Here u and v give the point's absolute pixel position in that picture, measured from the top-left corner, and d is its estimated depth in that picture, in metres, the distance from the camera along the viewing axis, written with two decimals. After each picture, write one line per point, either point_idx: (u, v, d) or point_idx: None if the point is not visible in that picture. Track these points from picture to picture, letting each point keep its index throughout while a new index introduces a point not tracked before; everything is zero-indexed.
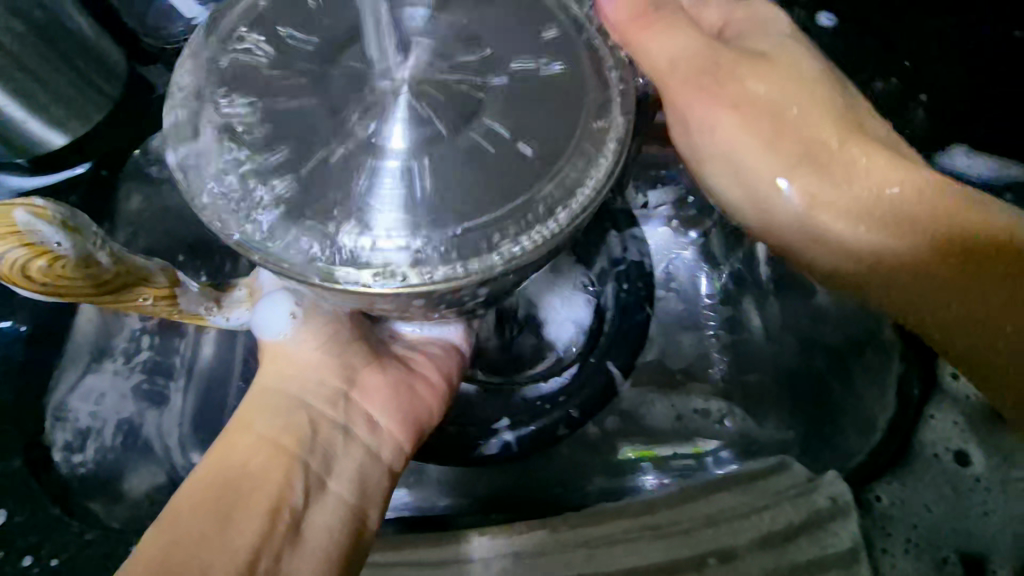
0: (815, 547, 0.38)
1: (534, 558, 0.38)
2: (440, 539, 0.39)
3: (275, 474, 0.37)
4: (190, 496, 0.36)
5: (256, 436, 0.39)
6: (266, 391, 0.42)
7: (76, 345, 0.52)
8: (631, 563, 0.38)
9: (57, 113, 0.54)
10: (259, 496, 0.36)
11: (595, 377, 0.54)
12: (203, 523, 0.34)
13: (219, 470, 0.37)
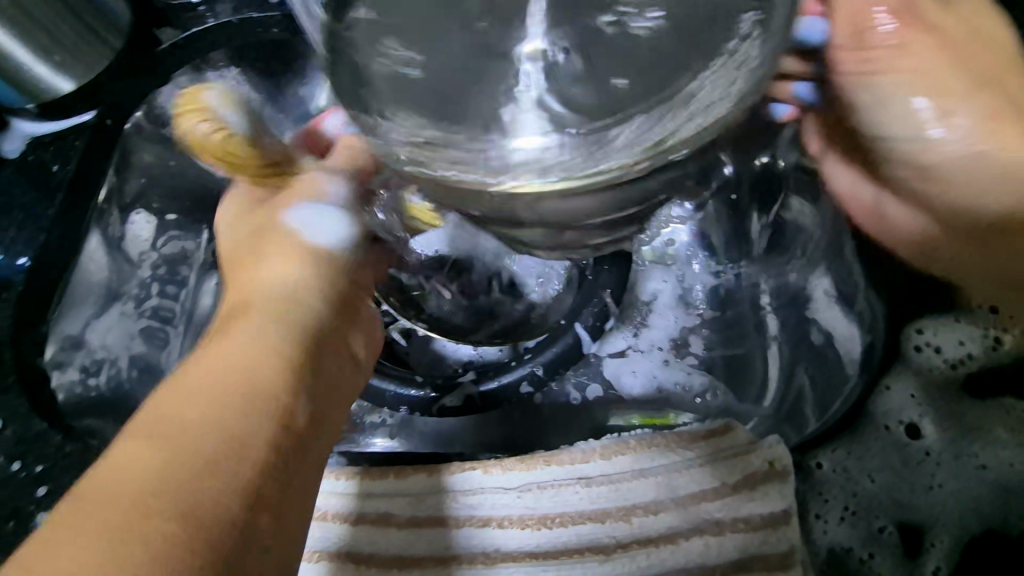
0: (743, 506, 0.38)
1: (467, 496, 0.39)
2: (422, 470, 0.40)
3: (283, 387, 0.33)
4: (182, 407, 0.30)
5: (251, 340, 0.34)
6: (266, 289, 0.37)
7: (88, 285, 0.57)
8: (558, 508, 0.38)
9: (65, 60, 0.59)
10: (268, 411, 0.32)
11: (564, 339, 0.54)
12: (211, 442, 0.29)
13: (221, 373, 0.32)
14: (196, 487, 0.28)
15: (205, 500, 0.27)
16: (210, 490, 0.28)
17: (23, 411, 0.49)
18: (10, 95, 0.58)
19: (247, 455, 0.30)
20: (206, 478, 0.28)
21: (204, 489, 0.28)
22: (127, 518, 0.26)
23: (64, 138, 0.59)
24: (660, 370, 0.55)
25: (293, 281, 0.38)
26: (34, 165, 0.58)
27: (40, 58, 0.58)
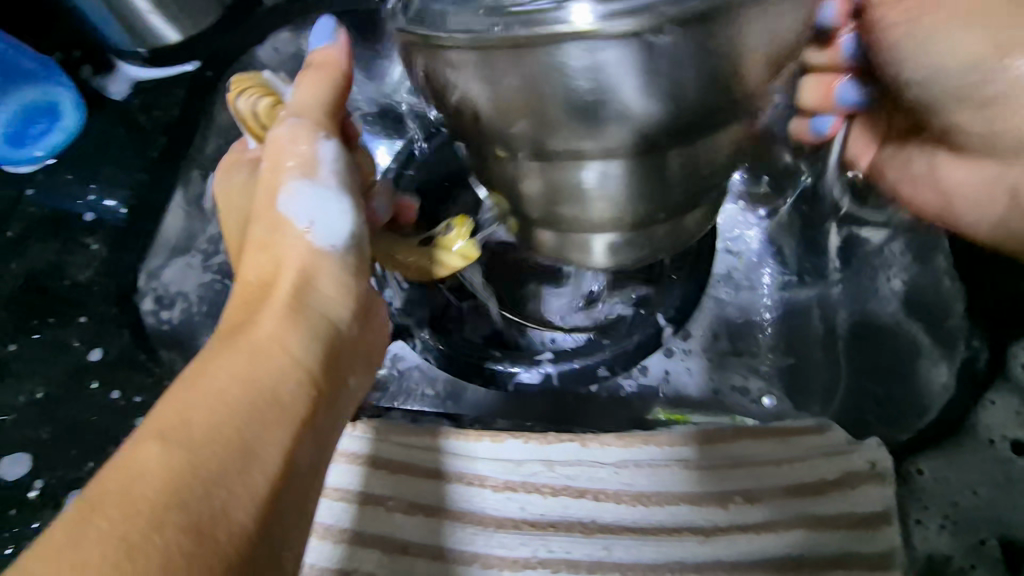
0: (843, 502, 0.37)
1: (563, 466, 0.40)
2: (506, 438, 0.40)
3: (288, 368, 0.30)
4: (178, 405, 0.27)
5: (254, 328, 0.31)
6: (284, 271, 0.33)
7: (167, 228, 0.54)
8: (655, 487, 0.39)
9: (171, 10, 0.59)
10: (271, 398, 0.28)
11: (643, 327, 0.54)
12: (214, 444, 0.26)
13: (226, 371, 0.28)
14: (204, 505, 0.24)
15: (213, 511, 0.24)
16: (213, 502, 0.24)
17: (118, 342, 0.48)
18: (123, 40, 0.59)
19: (259, 467, 0.26)
20: (213, 494, 0.24)
21: (213, 505, 0.24)
22: (130, 534, 0.22)
23: (168, 84, 0.60)
24: (714, 374, 0.52)
25: (308, 266, 0.34)
26: (140, 109, 0.59)
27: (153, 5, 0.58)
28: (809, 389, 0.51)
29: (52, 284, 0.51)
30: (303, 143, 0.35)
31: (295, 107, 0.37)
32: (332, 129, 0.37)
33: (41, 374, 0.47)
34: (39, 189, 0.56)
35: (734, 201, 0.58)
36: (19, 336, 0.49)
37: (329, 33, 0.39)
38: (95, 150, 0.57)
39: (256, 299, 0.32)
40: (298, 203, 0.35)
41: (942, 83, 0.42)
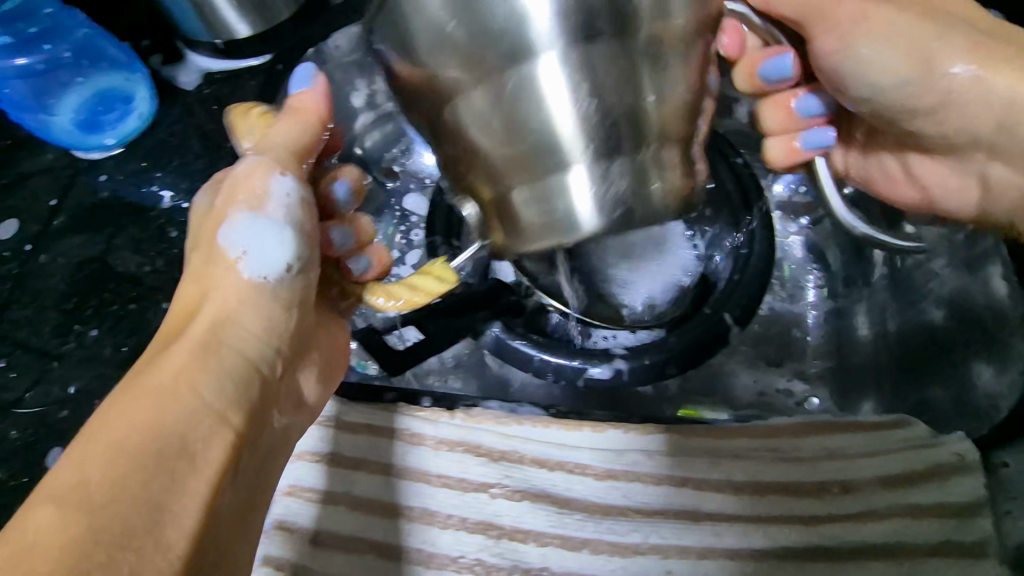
0: (936, 493, 0.39)
1: (665, 455, 0.41)
2: (608, 429, 0.42)
3: (206, 419, 0.29)
4: (93, 463, 0.26)
5: (165, 371, 0.30)
6: (216, 313, 0.33)
7: None
8: (756, 475, 0.40)
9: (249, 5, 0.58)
10: (188, 451, 0.28)
11: (707, 326, 0.54)
12: (127, 508, 0.25)
13: (145, 424, 0.28)
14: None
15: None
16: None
17: None
18: (198, 30, 0.59)
19: (177, 530, 0.26)
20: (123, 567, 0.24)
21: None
22: None
23: (239, 78, 0.61)
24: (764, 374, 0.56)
25: (228, 310, 0.33)
26: (212, 100, 0.59)
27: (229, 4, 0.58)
28: (868, 382, 0.54)
29: (130, 270, 0.51)
30: (271, 177, 0.34)
31: (262, 141, 0.35)
32: (299, 169, 0.35)
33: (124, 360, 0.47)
34: (114, 177, 0.55)
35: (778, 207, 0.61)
36: (101, 322, 0.49)
37: (308, 75, 0.36)
38: (165, 139, 0.57)
39: (182, 342, 0.31)
40: (240, 233, 0.34)
41: (885, 98, 0.39)
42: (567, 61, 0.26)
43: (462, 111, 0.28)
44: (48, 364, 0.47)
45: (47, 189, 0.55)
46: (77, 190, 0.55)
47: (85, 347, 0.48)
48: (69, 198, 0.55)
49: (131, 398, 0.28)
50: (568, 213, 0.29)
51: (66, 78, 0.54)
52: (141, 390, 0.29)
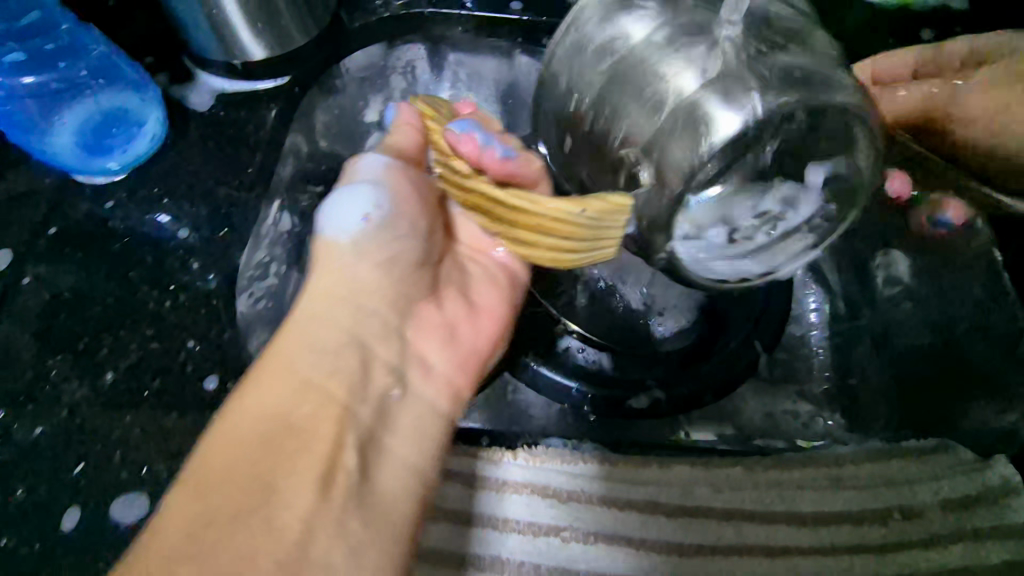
0: (990, 515, 0.44)
1: (734, 488, 0.45)
2: (672, 462, 0.45)
3: (311, 407, 0.35)
4: (198, 471, 0.31)
5: (260, 373, 0.35)
6: (315, 313, 0.39)
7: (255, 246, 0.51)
8: (817, 505, 0.44)
9: (271, 28, 0.56)
10: (293, 441, 0.33)
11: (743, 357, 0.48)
12: (223, 496, 0.30)
13: (259, 417, 0.33)
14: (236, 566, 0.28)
15: (243, 559, 0.28)
16: (240, 552, 0.28)
17: (233, 369, 0.45)
18: (213, 51, 0.56)
19: (289, 515, 0.30)
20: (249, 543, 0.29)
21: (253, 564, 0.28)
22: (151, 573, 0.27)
23: (257, 100, 0.58)
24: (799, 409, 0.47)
25: (314, 308, 0.39)
26: (229, 124, 0.57)
27: (250, 25, 0.54)
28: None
29: (149, 306, 0.48)
30: (359, 171, 0.43)
31: (388, 149, 0.44)
32: (392, 153, 0.44)
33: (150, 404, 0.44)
34: (121, 202, 0.52)
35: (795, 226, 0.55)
36: (119, 364, 0.45)
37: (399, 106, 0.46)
38: (180, 163, 0.54)
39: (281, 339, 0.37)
40: (341, 205, 0.42)
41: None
42: (714, 94, 0.32)
43: (660, 147, 0.34)
44: (59, 411, 0.44)
45: (44, 216, 0.51)
46: (81, 217, 0.51)
47: (102, 392, 0.44)
48: (69, 225, 0.50)
49: (245, 397, 0.34)
50: (711, 139, 0.32)
51: (74, 96, 0.52)
52: (251, 388, 0.35)
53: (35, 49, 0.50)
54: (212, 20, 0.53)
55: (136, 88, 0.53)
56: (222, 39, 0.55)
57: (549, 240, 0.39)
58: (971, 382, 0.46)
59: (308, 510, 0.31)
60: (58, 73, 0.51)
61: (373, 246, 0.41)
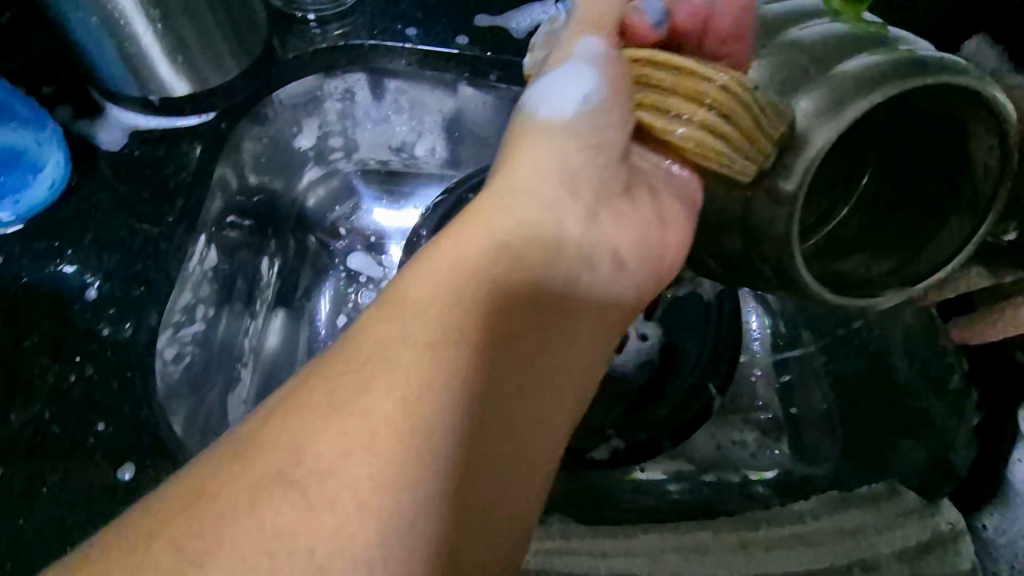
0: (939, 563, 0.46)
1: (698, 554, 0.47)
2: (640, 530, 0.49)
3: (434, 328, 0.30)
4: (292, 388, 0.29)
5: (405, 287, 0.31)
6: (485, 215, 0.35)
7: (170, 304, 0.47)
8: (783, 566, 0.47)
9: (192, 60, 0.50)
10: (396, 363, 0.29)
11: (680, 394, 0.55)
12: (311, 425, 0.27)
13: (414, 302, 0.31)
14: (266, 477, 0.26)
15: (252, 505, 0.25)
16: (276, 488, 0.26)
17: (150, 450, 0.40)
18: (126, 84, 0.51)
19: (358, 462, 0.26)
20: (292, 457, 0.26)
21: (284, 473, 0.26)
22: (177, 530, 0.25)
23: (177, 137, 0.52)
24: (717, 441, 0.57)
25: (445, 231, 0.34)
26: (146, 164, 0.51)
27: (168, 59, 0.49)
28: (827, 438, 0.55)
29: (48, 381, 0.42)
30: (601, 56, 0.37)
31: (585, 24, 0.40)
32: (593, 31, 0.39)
33: (49, 502, 0.38)
34: (13, 257, 0.46)
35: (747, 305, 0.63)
36: (11, 455, 0.39)
37: None
38: (85, 210, 0.48)
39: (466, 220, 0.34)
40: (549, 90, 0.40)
41: None
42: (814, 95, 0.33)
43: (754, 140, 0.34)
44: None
45: None
46: None
47: None
48: None
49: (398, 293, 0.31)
50: (812, 133, 0.32)
51: None
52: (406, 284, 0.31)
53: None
54: (122, 52, 0.48)
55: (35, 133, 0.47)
56: (135, 71, 0.50)
57: (684, 126, 0.35)
58: (885, 419, 0.53)
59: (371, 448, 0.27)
60: None
61: (582, 131, 0.38)
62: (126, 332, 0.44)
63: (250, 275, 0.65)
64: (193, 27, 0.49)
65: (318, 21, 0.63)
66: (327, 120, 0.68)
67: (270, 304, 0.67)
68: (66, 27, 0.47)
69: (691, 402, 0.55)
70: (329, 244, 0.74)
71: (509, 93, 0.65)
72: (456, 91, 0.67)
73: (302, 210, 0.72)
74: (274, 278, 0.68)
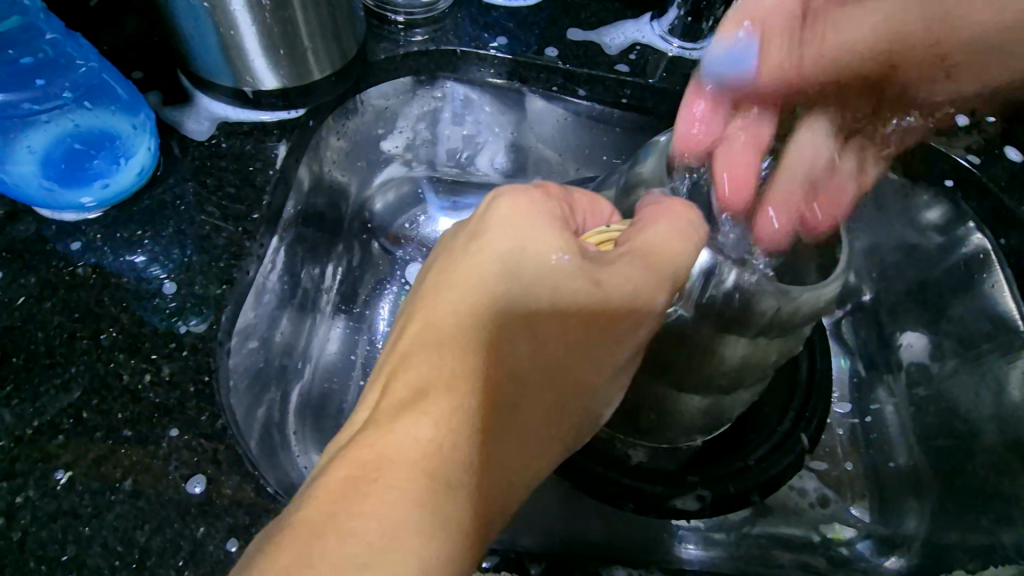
0: None
1: None
2: None
3: (434, 446, 0.29)
4: (296, 550, 0.25)
5: (404, 437, 0.29)
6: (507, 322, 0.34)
7: (228, 291, 0.43)
8: None
9: (287, 58, 0.49)
10: (396, 478, 0.27)
11: (784, 456, 0.51)
12: (359, 553, 0.25)
13: (427, 451, 0.29)
14: (310, 545, 0.25)
15: None
16: None
17: (227, 463, 0.36)
18: (220, 74, 0.49)
19: (396, 562, 0.25)
20: (342, 535, 0.26)
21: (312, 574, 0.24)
22: None
23: (265, 130, 0.51)
24: (811, 519, 0.58)
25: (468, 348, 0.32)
26: (231, 157, 0.49)
27: (266, 52, 0.48)
28: (910, 500, 0.57)
29: (124, 381, 0.38)
30: (667, 211, 0.37)
31: (646, 218, 0.37)
32: (561, 194, 0.38)
33: (107, 526, 0.34)
34: (91, 244, 0.44)
35: (792, 486, 0.59)
36: (81, 458, 0.36)
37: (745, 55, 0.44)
38: (170, 200, 0.47)
39: (408, 345, 0.33)
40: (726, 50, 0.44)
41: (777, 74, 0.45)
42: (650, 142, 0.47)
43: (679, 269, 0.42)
44: (7, 537, 0.33)
45: None
46: (47, 263, 0.43)
47: (56, 496, 0.35)
48: (26, 274, 0.43)
49: (416, 412, 0.30)
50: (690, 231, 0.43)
51: (51, 115, 0.44)
52: (424, 412, 0.30)
53: (5, 61, 0.40)
54: (222, 41, 0.46)
55: (133, 121, 0.46)
56: (229, 61, 0.48)
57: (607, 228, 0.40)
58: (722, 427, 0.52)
59: (407, 555, 0.26)
60: (35, 91, 0.42)
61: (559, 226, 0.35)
62: (200, 326, 0.41)
63: (315, 275, 0.57)
64: (298, 24, 0.47)
65: (407, 25, 0.61)
66: (408, 130, 0.65)
67: (334, 307, 0.59)
68: (169, 9, 0.46)
69: (781, 451, 0.51)
70: (392, 252, 0.66)
71: (591, 111, 0.63)
72: (530, 102, 0.63)
73: (369, 215, 0.66)
74: (336, 282, 0.60)
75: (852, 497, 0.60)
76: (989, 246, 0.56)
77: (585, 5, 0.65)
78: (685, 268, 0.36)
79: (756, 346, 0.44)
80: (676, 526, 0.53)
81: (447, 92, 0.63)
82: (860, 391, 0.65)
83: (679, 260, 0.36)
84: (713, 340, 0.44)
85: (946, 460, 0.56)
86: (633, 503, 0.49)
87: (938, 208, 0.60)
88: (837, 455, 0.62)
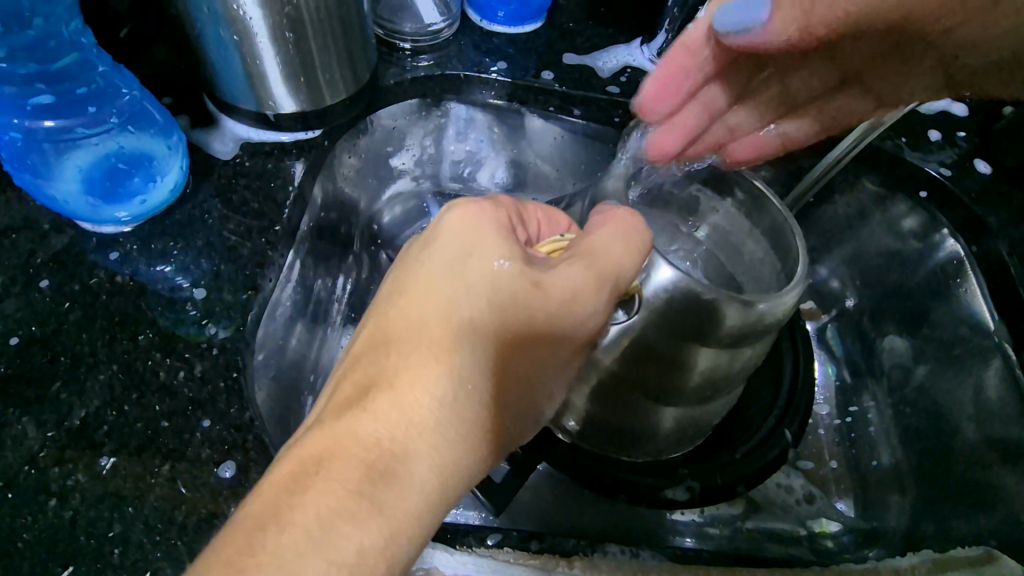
0: None
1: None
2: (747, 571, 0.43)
3: (372, 442, 0.32)
4: (244, 532, 0.29)
5: (350, 433, 0.32)
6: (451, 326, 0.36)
7: (250, 298, 0.47)
8: None
9: (305, 84, 0.53)
10: (334, 472, 0.31)
11: (770, 449, 0.55)
12: (295, 540, 0.29)
13: (367, 447, 0.32)
14: (253, 535, 0.29)
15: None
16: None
17: (254, 452, 0.39)
18: (243, 99, 0.54)
19: (332, 546, 0.29)
20: (282, 525, 0.29)
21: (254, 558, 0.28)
22: None
23: (284, 150, 0.56)
24: (798, 514, 0.61)
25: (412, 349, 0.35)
26: (254, 175, 0.54)
27: (287, 80, 0.52)
28: (892, 494, 0.60)
29: (161, 377, 0.42)
30: (610, 222, 0.40)
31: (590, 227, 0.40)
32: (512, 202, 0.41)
33: (147, 508, 0.37)
34: (129, 255, 0.48)
35: (779, 483, 0.62)
36: (124, 447, 0.39)
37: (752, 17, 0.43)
38: (198, 214, 0.51)
39: (360, 348, 0.36)
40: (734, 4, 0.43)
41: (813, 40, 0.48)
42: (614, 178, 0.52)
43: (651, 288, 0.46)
44: (60, 516, 0.37)
45: (42, 267, 0.47)
46: (88, 272, 0.47)
47: (102, 480, 0.38)
48: (69, 283, 0.46)
49: (359, 412, 0.33)
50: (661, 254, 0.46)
51: (100, 138, 0.49)
52: (365, 410, 0.33)
53: (63, 91, 0.46)
54: (247, 70, 0.51)
55: (169, 143, 0.50)
56: (252, 87, 0.52)
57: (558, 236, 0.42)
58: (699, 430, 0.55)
59: (339, 542, 0.29)
60: (86, 117, 0.48)
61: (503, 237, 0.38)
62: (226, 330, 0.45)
63: (328, 285, 0.61)
64: (316, 54, 0.52)
65: (414, 51, 0.66)
66: (416, 147, 0.69)
67: (346, 316, 0.63)
68: (199, 41, 0.50)
69: (767, 446, 0.55)
70: None
71: (587, 129, 0.67)
72: (529, 121, 0.68)
73: (377, 229, 0.70)
74: (347, 293, 0.63)
75: (837, 493, 0.63)
76: (962, 253, 0.60)
77: (579, 32, 0.70)
78: (625, 274, 0.39)
79: (722, 355, 0.48)
80: (668, 519, 0.56)
81: (452, 112, 0.68)
82: (846, 395, 0.69)
83: (615, 267, 0.38)
84: (684, 352, 0.48)
85: (925, 455, 0.59)
86: (627, 494, 0.52)
87: (914, 217, 0.64)
88: (823, 455, 0.65)
